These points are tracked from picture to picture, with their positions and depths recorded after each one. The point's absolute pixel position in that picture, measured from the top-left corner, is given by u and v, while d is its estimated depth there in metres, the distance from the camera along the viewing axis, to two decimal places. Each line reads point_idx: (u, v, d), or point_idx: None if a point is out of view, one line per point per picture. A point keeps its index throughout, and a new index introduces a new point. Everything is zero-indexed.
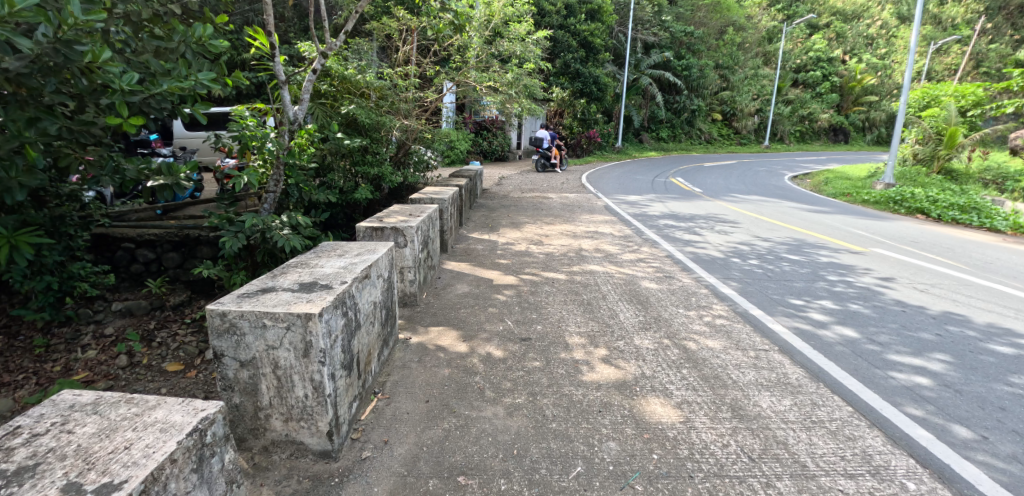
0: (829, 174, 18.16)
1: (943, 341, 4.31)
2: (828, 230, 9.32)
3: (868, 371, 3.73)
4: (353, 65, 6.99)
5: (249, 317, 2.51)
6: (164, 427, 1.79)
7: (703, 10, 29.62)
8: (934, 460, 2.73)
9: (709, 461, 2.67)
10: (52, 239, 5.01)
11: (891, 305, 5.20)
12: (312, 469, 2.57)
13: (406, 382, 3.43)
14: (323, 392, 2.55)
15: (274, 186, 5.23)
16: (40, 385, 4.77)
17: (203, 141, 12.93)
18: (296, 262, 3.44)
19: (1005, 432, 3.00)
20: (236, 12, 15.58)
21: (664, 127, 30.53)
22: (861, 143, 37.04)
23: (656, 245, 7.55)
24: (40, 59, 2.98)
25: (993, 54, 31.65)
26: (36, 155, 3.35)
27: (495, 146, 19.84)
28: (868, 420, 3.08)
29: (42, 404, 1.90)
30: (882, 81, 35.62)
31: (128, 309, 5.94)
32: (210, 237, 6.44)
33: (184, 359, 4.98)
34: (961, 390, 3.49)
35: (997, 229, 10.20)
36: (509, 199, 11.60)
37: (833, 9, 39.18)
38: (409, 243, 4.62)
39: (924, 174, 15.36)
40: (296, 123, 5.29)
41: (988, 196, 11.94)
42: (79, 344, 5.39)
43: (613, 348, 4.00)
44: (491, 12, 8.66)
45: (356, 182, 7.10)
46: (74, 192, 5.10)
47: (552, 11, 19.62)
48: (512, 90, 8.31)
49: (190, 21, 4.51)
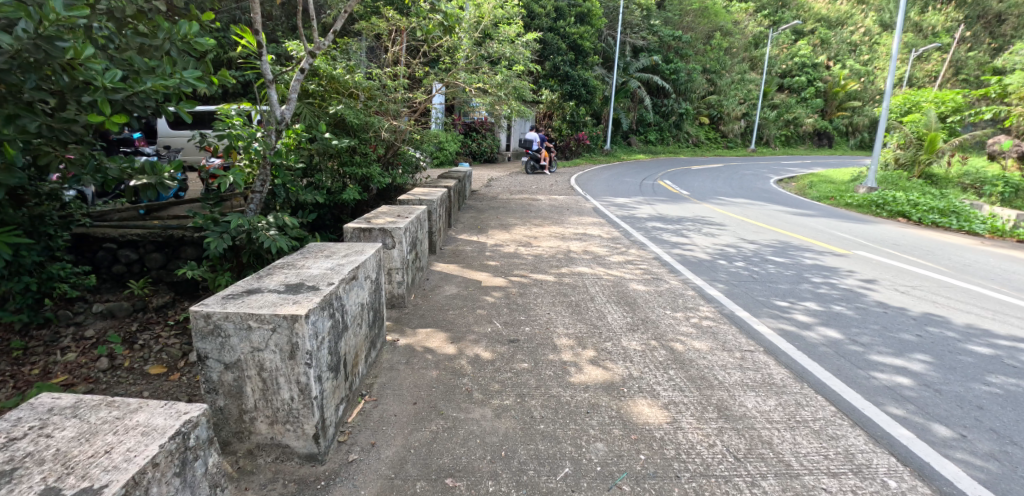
0: (812, 177, 18.38)
1: (923, 341, 4.39)
2: (813, 233, 9.45)
3: (851, 371, 3.79)
4: (342, 65, 6.94)
5: (234, 319, 2.48)
6: (146, 430, 1.76)
7: (690, 16, 30.18)
8: (915, 458, 2.78)
9: (694, 461, 2.70)
10: (31, 239, 4.93)
11: (873, 306, 5.30)
12: (297, 473, 2.54)
13: (394, 384, 3.41)
14: (308, 394, 2.53)
15: (260, 186, 5.13)
16: (17, 389, 4.68)
17: (188, 140, 12.89)
18: (282, 263, 3.40)
19: (983, 431, 3.07)
20: (223, 10, 15.57)
21: (653, 130, 30.80)
22: (844, 148, 37.67)
23: (644, 247, 7.62)
24: (20, 55, 2.90)
25: (971, 61, 32.69)
26: (14, 152, 3.25)
27: (484, 147, 19.94)
28: (850, 420, 3.13)
29: (20, 408, 1.86)
30: (865, 87, 36.29)
31: (110, 311, 5.86)
32: (194, 237, 6.33)
33: (167, 362, 4.92)
34: (940, 390, 3.56)
35: (975, 232, 10.47)
36: (498, 201, 11.61)
37: (817, 16, 39.73)
38: (397, 244, 4.59)
39: (905, 177, 15.64)
40: (282, 122, 5.12)
41: (967, 200, 12.19)
42: (58, 346, 5.29)
43: (600, 350, 4.02)
44: (480, 13, 8.63)
45: (344, 183, 7.05)
46: (53, 192, 4.91)
47: (542, 14, 19.47)
48: (501, 91, 8.39)
49: (175, 18, 4.46)
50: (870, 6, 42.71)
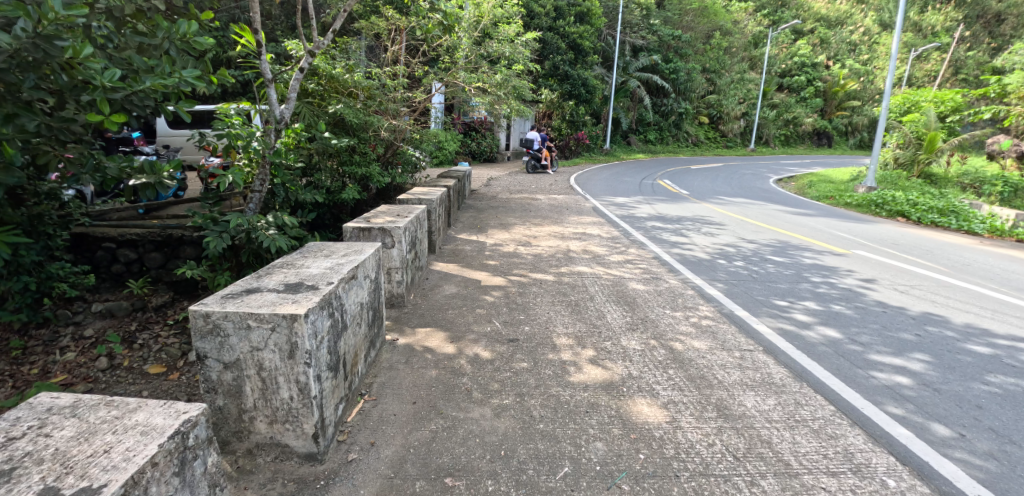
0: (811, 177, 18.36)
1: (922, 341, 4.39)
2: (812, 232, 9.45)
3: (850, 371, 3.80)
4: (341, 64, 6.92)
5: (233, 318, 2.47)
6: (146, 429, 1.76)
7: (690, 15, 30.13)
8: (914, 457, 2.78)
9: (694, 461, 2.70)
10: (30, 238, 4.92)
11: (873, 305, 5.30)
12: (296, 472, 2.54)
13: (393, 383, 3.41)
14: (308, 394, 2.52)
15: (259, 186, 5.13)
16: (16, 389, 4.68)
17: (187, 140, 12.90)
18: (281, 262, 3.40)
19: (982, 430, 3.07)
20: (222, 9, 15.59)
21: (652, 130, 30.86)
22: (843, 148, 37.72)
23: (643, 247, 7.62)
24: (19, 54, 2.89)
25: (970, 61, 32.77)
26: (14, 152, 3.25)
27: (484, 147, 19.95)
28: (850, 419, 3.13)
29: (18, 408, 1.86)
30: (864, 87, 36.34)
31: (109, 310, 5.85)
32: (194, 237, 6.33)
33: (166, 362, 4.92)
34: (939, 389, 3.57)
35: (974, 232, 10.48)
36: (498, 200, 11.63)
37: (817, 16, 39.72)
38: (397, 243, 4.60)
39: (904, 177, 15.66)
40: (282, 122, 5.12)
41: (966, 199, 12.19)
42: (57, 345, 5.29)
43: (600, 350, 4.01)
44: (480, 13, 8.62)
45: (344, 182, 7.04)
46: (52, 191, 4.87)
47: (541, 13, 19.45)
48: (500, 91, 8.37)
49: (175, 17, 4.45)
50: (869, 6, 42.75)
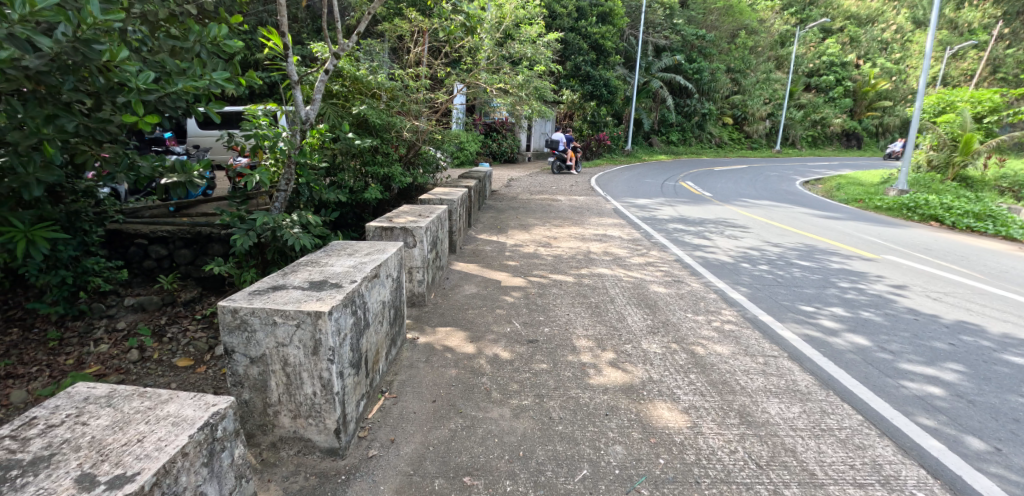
0: (841, 179, 17.96)
1: (956, 351, 4.25)
2: (840, 236, 9.22)
3: (879, 379, 3.69)
4: (365, 66, 7.01)
5: (260, 314, 2.53)
6: (176, 420, 1.81)
7: (715, 14, 29.67)
8: (945, 471, 2.70)
9: (715, 468, 2.66)
10: (68, 234, 5.10)
11: (904, 313, 5.14)
12: (318, 466, 2.59)
13: (413, 381, 3.44)
14: (330, 390, 2.57)
15: (285, 185, 5.23)
16: (53, 378, 4.85)
17: (215, 140, 13.25)
18: (306, 260, 3.46)
19: (1019, 444, 2.96)
20: (250, 12, 16.00)
21: (675, 130, 30.51)
22: (873, 149, 36.75)
23: (665, 249, 7.54)
24: (60, 58, 3.00)
25: (1010, 60, 31.55)
26: (53, 151, 3.38)
27: (504, 147, 20.00)
28: (878, 429, 3.05)
29: (57, 396, 1.93)
30: (896, 86, 35.28)
31: (140, 304, 6.03)
32: (222, 235, 6.51)
33: (193, 355, 5.05)
34: (974, 400, 3.44)
35: (1012, 238, 10.08)
36: (518, 201, 11.64)
37: (847, 13, 38.72)
38: (418, 243, 4.64)
39: (938, 180, 15.09)
40: (308, 122, 5.22)
41: (1004, 204, 11.74)
42: (91, 337, 5.47)
43: (619, 352, 3.98)
44: (502, 14, 8.62)
45: (366, 182, 7.13)
46: (89, 189, 5.02)
47: (564, 14, 19.41)
48: (522, 92, 8.39)
49: (206, 21, 4.58)
50: (902, 4, 41.53)
